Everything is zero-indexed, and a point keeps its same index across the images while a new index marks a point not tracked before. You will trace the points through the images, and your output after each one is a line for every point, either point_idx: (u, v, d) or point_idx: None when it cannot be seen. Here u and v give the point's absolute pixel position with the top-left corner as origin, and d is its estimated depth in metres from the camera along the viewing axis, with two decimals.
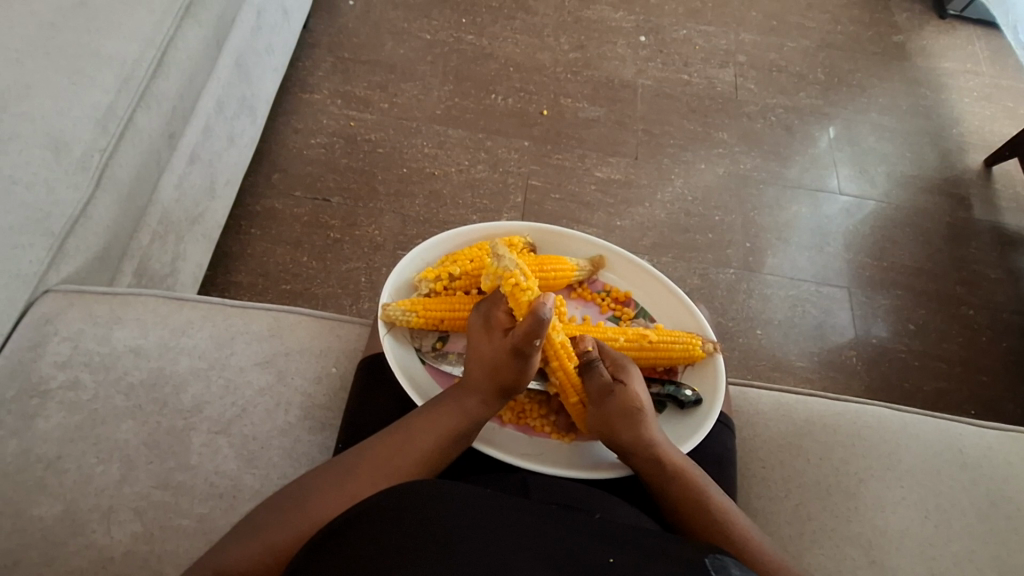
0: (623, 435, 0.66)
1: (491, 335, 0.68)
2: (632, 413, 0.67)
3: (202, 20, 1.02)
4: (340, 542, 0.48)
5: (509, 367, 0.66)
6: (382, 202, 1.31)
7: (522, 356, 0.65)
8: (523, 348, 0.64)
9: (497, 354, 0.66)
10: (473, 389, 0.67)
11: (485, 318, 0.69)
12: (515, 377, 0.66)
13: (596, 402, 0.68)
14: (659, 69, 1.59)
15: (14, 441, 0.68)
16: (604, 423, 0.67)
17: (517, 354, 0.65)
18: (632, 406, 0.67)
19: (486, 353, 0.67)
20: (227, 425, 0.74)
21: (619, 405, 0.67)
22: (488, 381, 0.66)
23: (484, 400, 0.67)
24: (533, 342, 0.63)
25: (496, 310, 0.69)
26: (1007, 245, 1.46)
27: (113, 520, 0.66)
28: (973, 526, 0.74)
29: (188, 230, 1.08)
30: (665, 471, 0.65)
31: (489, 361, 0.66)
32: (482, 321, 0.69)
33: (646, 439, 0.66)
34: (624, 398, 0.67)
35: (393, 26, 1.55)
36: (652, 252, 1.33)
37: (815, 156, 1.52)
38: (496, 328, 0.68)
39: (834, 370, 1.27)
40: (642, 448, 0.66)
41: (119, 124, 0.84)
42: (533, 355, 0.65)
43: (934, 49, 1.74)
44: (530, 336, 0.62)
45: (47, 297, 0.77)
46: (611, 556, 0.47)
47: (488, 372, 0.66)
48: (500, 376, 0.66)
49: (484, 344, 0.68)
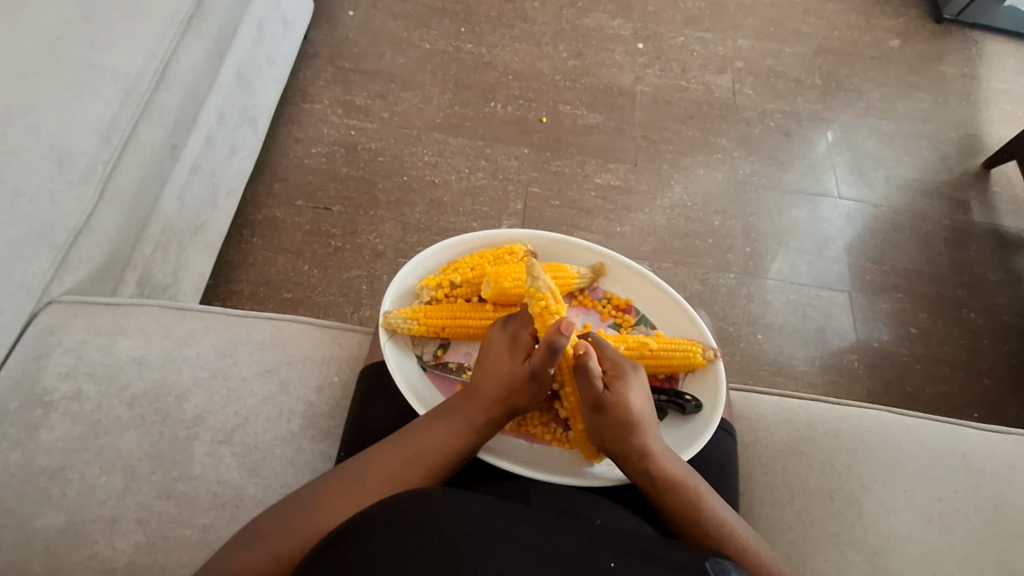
0: (613, 445, 0.67)
1: (513, 354, 0.69)
2: (623, 424, 0.66)
3: (204, 33, 1.03)
4: (341, 549, 0.47)
5: (523, 391, 0.67)
6: (383, 210, 1.32)
7: (536, 382, 0.67)
8: (539, 373, 0.66)
9: (514, 374, 0.67)
10: (484, 406, 0.67)
11: (511, 335, 0.70)
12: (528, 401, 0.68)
13: (589, 413, 0.67)
14: (657, 76, 1.60)
15: (18, 452, 0.69)
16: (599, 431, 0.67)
17: (532, 379, 0.67)
18: (624, 417, 0.66)
19: (504, 371, 0.68)
20: (230, 434, 0.74)
21: (609, 418, 0.66)
22: (500, 401, 0.67)
23: (492, 417, 0.67)
24: (546, 369, 0.65)
25: (523, 329, 0.69)
26: (1007, 247, 1.46)
27: (116, 531, 0.66)
28: (976, 530, 0.74)
29: (190, 240, 1.08)
30: (657, 481, 0.65)
31: (506, 380, 0.67)
32: (508, 337, 0.69)
33: (638, 448, 0.66)
34: (616, 409, 0.66)
35: (393, 35, 1.56)
36: (652, 258, 1.34)
37: (813, 161, 1.52)
38: (519, 348, 0.69)
39: (836, 374, 1.28)
40: (631, 458, 0.66)
41: (122, 136, 0.85)
42: (545, 381, 0.67)
43: (931, 53, 1.75)
44: (547, 362, 0.64)
45: (51, 308, 0.77)
46: (612, 560, 0.47)
47: (503, 391, 0.67)
48: (514, 397, 0.67)
49: (503, 361, 0.68)
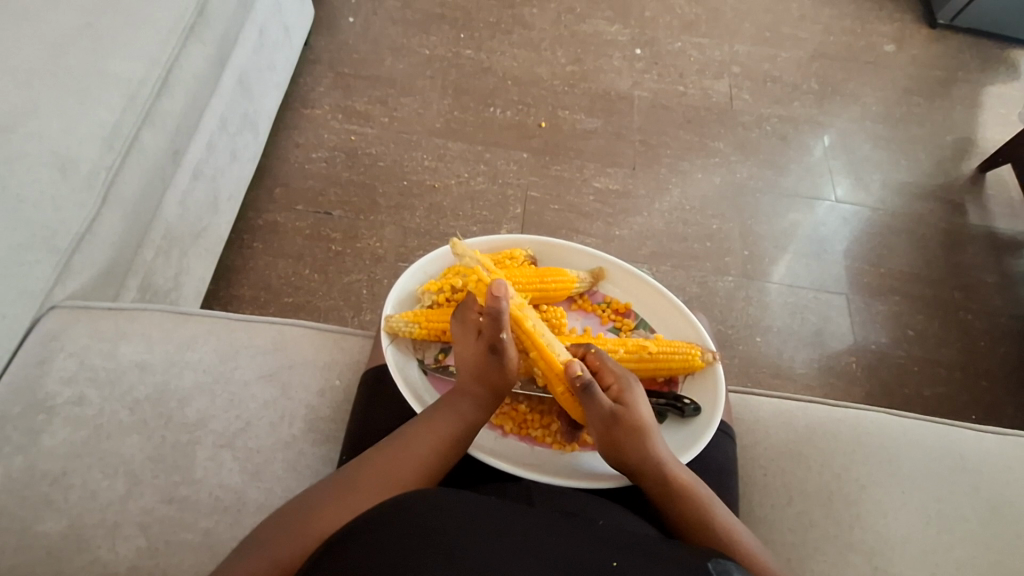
0: (629, 459, 0.67)
1: (466, 338, 0.72)
2: (636, 434, 0.67)
3: (206, 40, 1.04)
4: (346, 549, 0.47)
5: (491, 367, 0.69)
6: (383, 215, 1.33)
7: (498, 352, 0.69)
8: (496, 343, 0.69)
9: (476, 355, 0.70)
10: (467, 394, 0.69)
11: (462, 322, 0.73)
12: (501, 376, 0.69)
13: (601, 426, 0.67)
14: (654, 81, 1.61)
15: (20, 458, 0.69)
16: (612, 444, 0.67)
17: (493, 351, 0.69)
18: (637, 426, 0.67)
19: (466, 357, 0.70)
20: (232, 438, 0.74)
21: (623, 429, 0.67)
22: (477, 383, 0.69)
23: (478, 403, 0.69)
24: (501, 335, 0.69)
25: (470, 312, 0.73)
26: (1002, 250, 1.48)
27: (119, 536, 0.67)
28: (974, 532, 0.75)
29: (192, 245, 1.09)
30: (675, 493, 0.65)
31: (471, 362, 0.70)
32: (460, 327, 0.73)
33: (653, 459, 0.66)
34: (629, 419, 0.67)
35: (393, 41, 1.57)
36: (651, 262, 1.34)
37: (810, 165, 1.53)
38: (472, 330, 0.72)
39: (834, 376, 1.28)
40: (649, 470, 0.66)
41: (125, 142, 0.86)
42: (506, 349, 0.69)
43: (926, 58, 1.76)
44: (496, 326, 0.69)
45: (53, 313, 0.78)
46: (614, 560, 0.47)
47: (475, 375, 0.69)
48: (487, 377, 0.69)
49: (464, 348, 0.71)
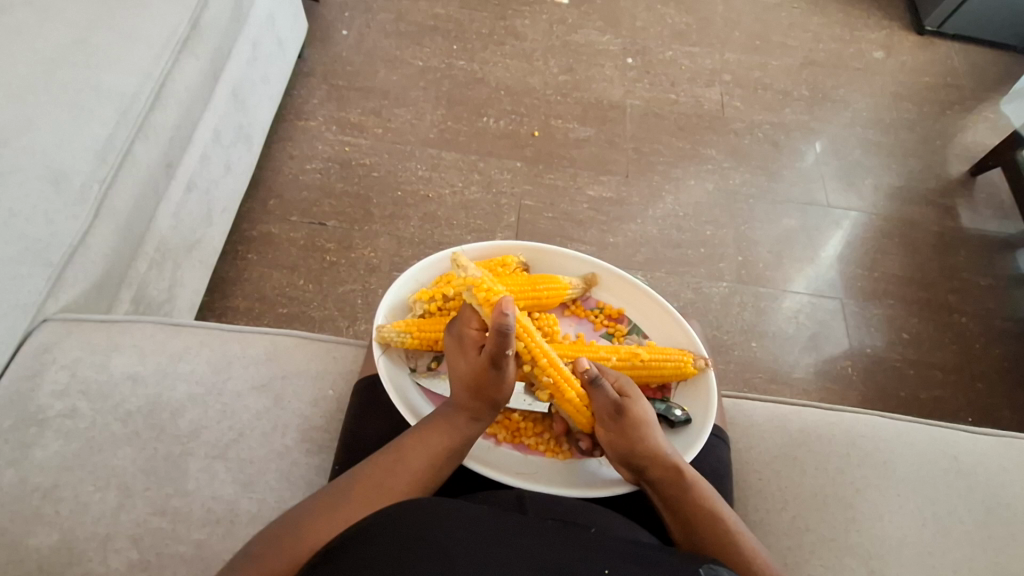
0: (639, 449, 0.66)
1: (465, 352, 0.69)
2: (642, 426, 0.66)
3: (200, 52, 1.04)
4: (339, 555, 0.47)
5: (488, 381, 0.67)
6: (378, 225, 1.33)
7: (498, 370, 0.66)
8: (497, 361, 0.65)
9: (475, 370, 0.67)
10: (460, 408, 0.68)
11: (458, 336, 0.71)
12: (496, 391, 0.67)
13: (611, 420, 0.67)
14: (646, 90, 1.62)
15: (11, 471, 0.68)
16: (620, 437, 0.67)
17: (493, 369, 0.66)
18: (643, 418, 0.67)
19: (463, 371, 0.68)
20: (225, 449, 0.74)
21: (631, 419, 0.66)
22: (472, 398, 0.68)
23: (473, 417, 0.68)
24: (505, 353, 0.64)
25: (466, 327, 0.71)
26: (995, 253, 1.48)
27: (110, 549, 0.66)
28: (970, 534, 0.74)
29: (186, 256, 1.09)
30: (680, 485, 0.65)
31: (468, 377, 0.67)
32: (456, 339, 0.71)
33: (660, 451, 0.66)
34: (636, 412, 0.67)
35: (386, 53, 1.58)
36: (645, 268, 1.35)
37: (803, 171, 1.54)
38: (470, 345, 0.69)
39: (830, 381, 1.28)
40: (658, 460, 0.66)
41: (119, 156, 0.85)
42: (507, 366, 0.65)
43: (914, 64, 1.78)
44: (501, 347, 0.63)
45: (45, 326, 0.77)
46: (606, 567, 0.47)
47: (470, 390, 0.67)
48: (483, 391, 0.67)
49: (460, 362, 0.69)
